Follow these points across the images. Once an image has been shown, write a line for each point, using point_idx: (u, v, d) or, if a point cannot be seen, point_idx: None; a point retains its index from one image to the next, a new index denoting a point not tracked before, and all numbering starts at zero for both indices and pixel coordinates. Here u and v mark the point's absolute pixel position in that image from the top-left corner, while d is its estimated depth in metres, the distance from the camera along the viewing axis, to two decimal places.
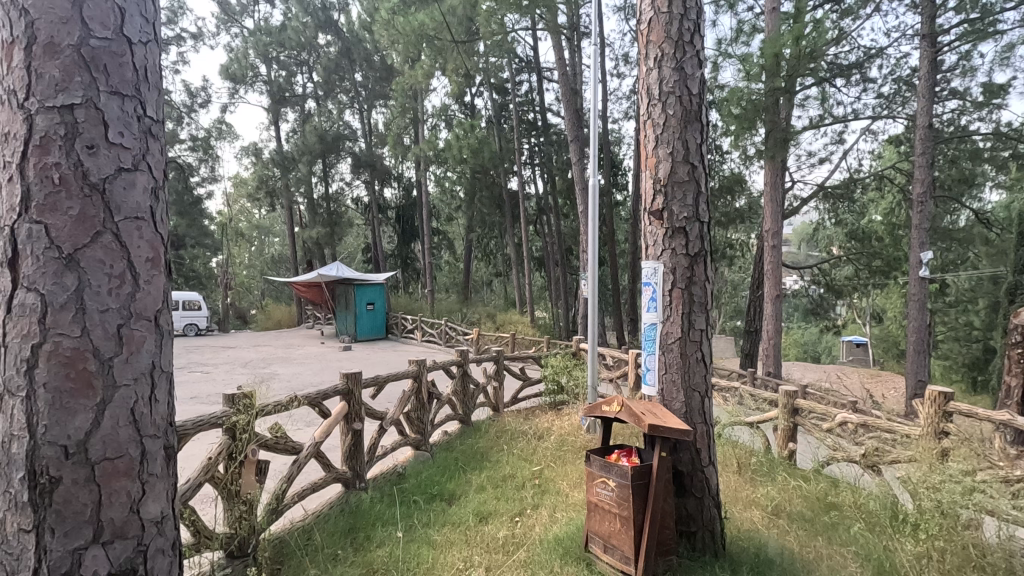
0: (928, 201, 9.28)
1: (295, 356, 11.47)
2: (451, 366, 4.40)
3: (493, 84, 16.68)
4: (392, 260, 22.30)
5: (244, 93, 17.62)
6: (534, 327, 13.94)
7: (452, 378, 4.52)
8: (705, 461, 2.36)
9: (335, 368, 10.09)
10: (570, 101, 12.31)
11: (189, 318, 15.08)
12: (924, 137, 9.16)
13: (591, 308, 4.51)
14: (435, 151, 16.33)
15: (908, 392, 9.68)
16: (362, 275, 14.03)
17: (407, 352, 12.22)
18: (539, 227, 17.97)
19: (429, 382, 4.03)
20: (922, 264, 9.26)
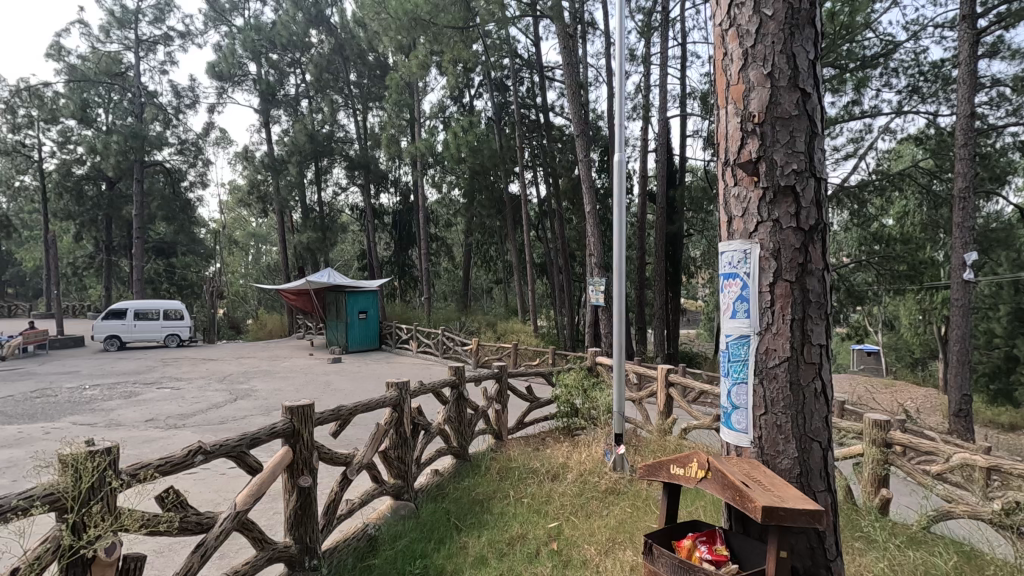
0: (969, 198, 8.48)
1: (279, 369, 10.57)
2: (443, 388, 3.56)
3: (493, 82, 15.94)
4: (388, 268, 21.47)
5: (232, 92, 16.79)
6: (537, 336, 13.08)
7: (446, 403, 3.68)
8: (831, 554, 1.49)
9: (320, 383, 9.23)
10: (576, 94, 11.53)
11: (171, 328, 14.20)
12: (965, 128, 8.37)
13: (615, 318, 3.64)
14: (433, 151, 15.55)
15: (950, 408, 8.76)
16: (354, 282, 13.23)
17: (401, 365, 11.32)
18: (542, 232, 17.12)
19: (415, 411, 3.18)
20: (966, 266, 8.39)
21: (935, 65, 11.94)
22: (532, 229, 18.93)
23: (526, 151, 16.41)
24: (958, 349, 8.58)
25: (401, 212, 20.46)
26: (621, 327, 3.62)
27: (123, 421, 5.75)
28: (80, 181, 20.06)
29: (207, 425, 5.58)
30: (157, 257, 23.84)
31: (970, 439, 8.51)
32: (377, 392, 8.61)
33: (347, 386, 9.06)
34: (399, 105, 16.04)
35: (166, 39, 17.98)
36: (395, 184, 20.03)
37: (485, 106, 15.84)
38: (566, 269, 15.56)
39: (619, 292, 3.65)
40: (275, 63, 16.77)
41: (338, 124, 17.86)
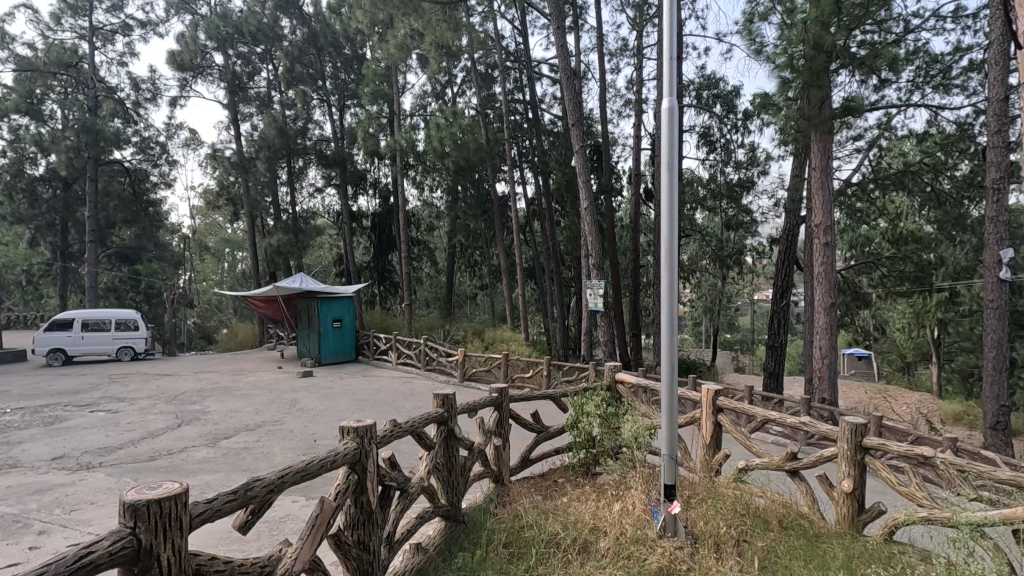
0: (1004, 189, 7.72)
1: (240, 385, 9.39)
2: (428, 425, 2.57)
3: (478, 76, 15.03)
4: (367, 273, 20.32)
5: (196, 84, 15.54)
6: (528, 345, 12.09)
7: (432, 447, 2.68)
8: None
9: (286, 401, 8.12)
10: (571, 83, 10.66)
11: (123, 340, 12.90)
12: (999, 111, 7.63)
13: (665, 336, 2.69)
14: (413, 146, 14.54)
15: (983, 422, 7.99)
16: (328, 287, 12.15)
17: (379, 379, 10.24)
18: (529, 235, 16.19)
19: (385, 465, 2.20)
20: (1002, 265, 7.63)
21: (936, 60, 11.46)
22: (519, 232, 18.05)
23: (513, 148, 15.50)
24: (994, 356, 7.81)
25: (382, 215, 19.37)
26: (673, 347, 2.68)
27: (21, 461, 4.59)
28: (33, 182, 18.57)
29: (127, 464, 4.44)
30: (120, 264, 22.32)
31: (1009, 454, 7.75)
32: (350, 412, 7.53)
33: (316, 404, 7.95)
34: (377, 98, 15.00)
35: (124, 29, 16.74)
36: (373, 184, 18.96)
37: (469, 101, 14.93)
38: (556, 273, 14.60)
39: (670, 303, 2.70)
40: (243, 53, 15.57)
41: (312, 119, 16.75)
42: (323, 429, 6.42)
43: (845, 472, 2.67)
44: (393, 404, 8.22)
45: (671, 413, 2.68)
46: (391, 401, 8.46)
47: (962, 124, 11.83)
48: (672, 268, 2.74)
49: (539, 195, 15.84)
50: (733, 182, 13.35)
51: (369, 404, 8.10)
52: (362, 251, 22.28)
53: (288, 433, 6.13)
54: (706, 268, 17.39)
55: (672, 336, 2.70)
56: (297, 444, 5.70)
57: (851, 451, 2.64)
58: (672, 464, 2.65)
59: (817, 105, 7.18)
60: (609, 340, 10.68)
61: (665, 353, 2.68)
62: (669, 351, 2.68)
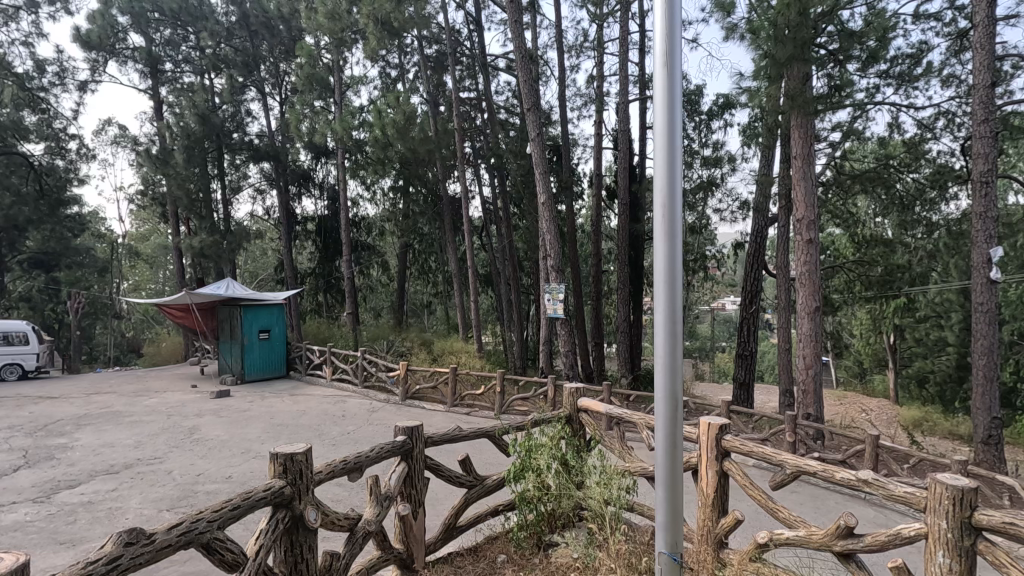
0: (991, 182, 7.12)
1: (134, 410, 7.87)
2: (205, 540, 1.65)
3: (429, 67, 13.96)
4: (310, 280, 18.76)
5: (108, 66, 13.83)
6: (480, 357, 10.97)
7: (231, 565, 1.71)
8: None
9: (183, 428, 6.72)
10: (526, 67, 9.66)
11: (8, 357, 11.04)
12: (985, 99, 7.07)
13: (663, 353, 2.07)
14: (351, 136, 13.16)
15: (974, 437, 7.31)
16: (255, 294, 10.73)
17: (308, 399, 8.87)
18: (485, 238, 15.09)
19: None
20: (991, 264, 7.03)
21: (906, 56, 11.07)
22: (475, 235, 16.92)
23: (466, 145, 14.45)
24: (984, 364, 7.15)
25: (327, 218, 17.92)
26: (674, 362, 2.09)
27: None
28: None
29: None
30: (32, 271, 19.98)
31: (1002, 470, 7.07)
32: (259, 441, 6.22)
33: (220, 432, 6.60)
34: (314, 84, 13.69)
35: (29, 5, 14.83)
36: (318, 185, 17.49)
37: (419, 95, 13.78)
38: (514, 279, 13.51)
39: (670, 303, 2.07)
40: (167, 35, 13.89)
41: (246, 112, 15.27)
42: (211, 468, 5.08)
43: (941, 567, 1.68)
44: (316, 430, 6.94)
45: (670, 461, 2.05)
46: (315, 426, 7.15)
47: (926, 125, 11.50)
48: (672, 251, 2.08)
49: (495, 195, 14.77)
50: (698, 183, 12.65)
51: (286, 431, 6.77)
52: (305, 257, 20.67)
53: (160, 476, 4.76)
54: None
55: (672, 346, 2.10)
56: (167, 493, 4.37)
57: (954, 535, 1.65)
58: (669, 528, 2.05)
59: (799, 84, 6.44)
60: (570, 351, 9.67)
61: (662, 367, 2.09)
62: (667, 378, 2.07)
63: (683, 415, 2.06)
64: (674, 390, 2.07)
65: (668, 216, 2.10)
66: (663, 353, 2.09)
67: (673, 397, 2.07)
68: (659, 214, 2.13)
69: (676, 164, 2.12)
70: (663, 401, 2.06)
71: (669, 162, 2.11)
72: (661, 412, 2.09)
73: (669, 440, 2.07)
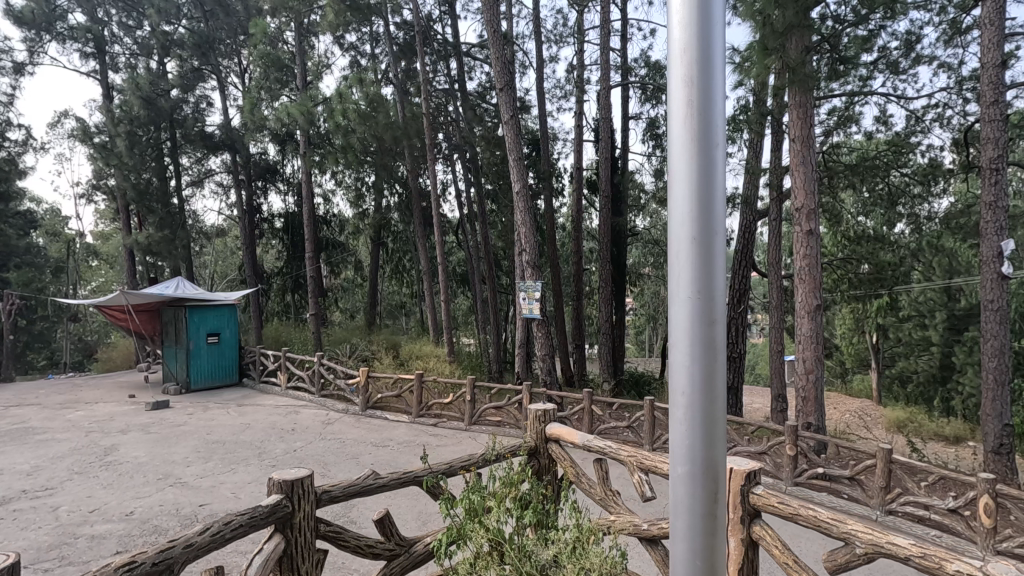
0: (1002, 169, 6.55)
1: (51, 425, 6.88)
2: None
3: (398, 53, 13.13)
4: (277, 281, 17.71)
5: (47, 47, 12.67)
6: (451, 361, 10.16)
7: None
8: None
9: (99, 448, 5.77)
10: (499, 44, 8.87)
11: None
12: (994, 77, 6.50)
13: (692, 400, 1.25)
14: (314, 123, 12.18)
15: (983, 447, 6.72)
16: (203, 294, 9.77)
17: (256, 410, 7.95)
18: (461, 236, 14.28)
19: None
20: (1002, 258, 6.46)
21: (899, 45, 10.60)
22: (451, 233, 16.13)
23: (439, 136, 13.64)
24: (995, 366, 6.58)
25: (294, 215, 16.97)
26: (711, 420, 1.25)
27: None
28: None
29: None
30: None
31: (1015, 482, 6.51)
32: (184, 464, 5.32)
33: (142, 452, 5.68)
34: (271, 67, 12.70)
35: None
36: (284, 179, 16.48)
37: (389, 83, 12.93)
38: (491, 276, 12.69)
39: (703, 315, 1.24)
40: (114, 15, 12.81)
41: (204, 100, 14.22)
42: (110, 502, 4.20)
43: None
44: (258, 447, 6.06)
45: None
46: (255, 442, 6.25)
47: (918, 118, 11.04)
48: (707, 227, 1.24)
49: (469, 190, 13.98)
50: None
51: (221, 450, 5.89)
52: (272, 257, 19.60)
53: (38, 516, 3.86)
54: (649, 274, 16.14)
55: (708, 390, 1.25)
56: (35, 544, 3.47)
57: None
58: None
59: (800, 56, 5.75)
60: (548, 354, 8.92)
61: (688, 425, 1.27)
62: (695, 439, 1.25)
63: (725, 502, 1.26)
64: (710, 460, 1.26)
65: (702, 164, 1.25)
66: (688, 394, 1.27)
67: (707, 471, 1.26)
68: (681, 164, 1.28)
69: (715, 78, 1.25)
70: (692, 478, 1.26)
71: (702, 75, 1.25)
72: (685, 499, 1.28)
73: (699, 543, 1.26)
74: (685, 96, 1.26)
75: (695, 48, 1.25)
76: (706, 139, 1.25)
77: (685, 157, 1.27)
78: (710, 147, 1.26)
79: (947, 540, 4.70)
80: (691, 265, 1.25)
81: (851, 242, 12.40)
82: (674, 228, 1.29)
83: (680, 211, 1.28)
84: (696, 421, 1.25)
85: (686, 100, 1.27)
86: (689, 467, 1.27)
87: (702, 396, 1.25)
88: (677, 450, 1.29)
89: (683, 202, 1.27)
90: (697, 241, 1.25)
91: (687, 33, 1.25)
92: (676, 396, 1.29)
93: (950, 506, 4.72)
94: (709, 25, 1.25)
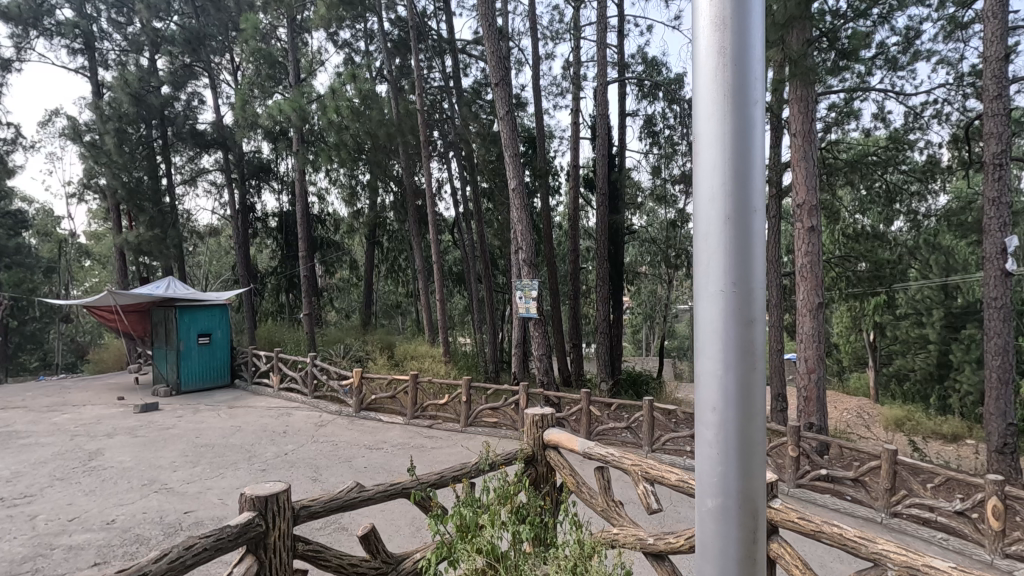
0: (1005, 164, 6.44)
1: (35, 429, 6.71)
2: None
3: (392, 50, 12.96)
4: (271, 281, 17.52)
5: (34, 43, 12.45)
6: (447, 361, 10.01)
7: None
8: None
9: (83, 453, 5.60)
10: (493, 38, 8.71)
11: None
12: (997, 71, 6.39)
13: (726, 428, 1.18)
14: (307, 121, 12.00)
15: (987, 447, 6.61)
16: (194, 295, 9.58)
17: (248, 412, 7.78)
18: (457, 235, 14.12)
19: None
20: (1006, 255, 6.35)
21: (897, 41, 10.51)
22: (446, 231, 15.97)
23: (434, 134, 13.47)
24: (999, 365, 6.47)
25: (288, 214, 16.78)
26: (745, 447, 1.18)
27: None
28: None
29: None
30: None
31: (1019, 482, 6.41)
32: (170, 469, 5.16)
33: (127, 457, 5.52)
34: (263, 64, 12.51)
35: None
36: (278, 178, 16.27)
37: (383, 80, 12.75)
38: (487, 275, 12.51)
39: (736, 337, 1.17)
40: (102, 10, 12.59)
41: (195, 98, 14.01)
42: (92, 509, 4.05)
43: None
44: (247, 451, 5.91)
45: None
46: (245, 446, 6.10)
47: (916, 114, 10.95)
48: (743, 243, 1.17)
49: (465, 189, 13.80)
50: (679, 175, 11.88)
51: (210, 454, 5.73)
52: (266, 257, 19.39)
53: (15, 526, 3.71)
54: (647, 273, 16.00)
55: (741, 416, 1.18)
56: (8, 555, 3.32)
57: None
58: None
59: (801, 49, 5.63)
60: (545, 354, 8.79)
61: (721, 454, 1.19)
62: (728, 468, 1.18)
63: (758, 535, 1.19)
64: (743, 492, 1.18)
65: (737, 177, 1.18)
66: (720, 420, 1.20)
67: (740, 504, 1.19)
68: (713, 176, 1.21)
69: (749, 86, 1.19)
70: (725, 512, 1.18)
71: (736, 83, 1.19)
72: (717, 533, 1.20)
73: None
74: (718, 104, 1.20)
75: (727, 58, 1.19)
76: (742, 149, 1.18)
77: (718, 167, 1.20)
78: (745, 157, 1.19)
79: (954, 543, 4.58)
80: (725, 285, 1.19)
81: (849, 239, 12.33)
82: (706, 245, 1.22)
83: (712, 225, 1.21)
84: (728, 453, 1.18)
85: (719, 107, 1.20)
86: (719, 500, 1.19)
87: (737, 424, 1.18)
88: (706, 484, 1.22)
89: (715, 216, 1.20)
90: (733, 258, 1.18)
91: (720, 39, 1.19)
92: (706, 425, 1.21)
93: (958, 508, 4.59)
94: (744, 30, 1.19)
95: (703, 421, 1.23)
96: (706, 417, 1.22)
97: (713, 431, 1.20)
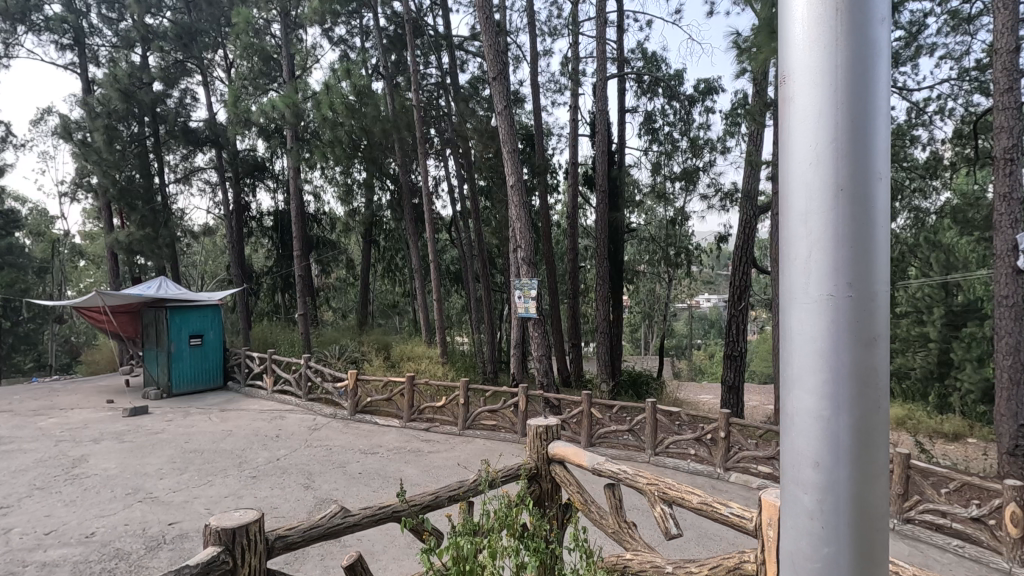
0: (1016, 158, 6.27)
1: (19, 434, 6.50)
2: None
3: (388, 47, 12.77)
4: (266, 281, 17.32)
5: (22, 39, 12.22)
6: (444, 362, 9.82)
7: None
8: None
9: (66, 459, 5.40)
10: (490, 32, 8.52)
11: None
12: (1008, 63, 6.22)
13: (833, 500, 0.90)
14: (301, 117, 11.80)
15: (999, 449, 6.44)
16: (187, 295, 9.39)
17: (240, 416, 7.59)
18: (454, 233, 13.94)
19: None
20: (1018, 251, 6.18)
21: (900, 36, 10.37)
22: (444, 230, 15.78)
23: (431, 131, 13.29)
24: (1010, 365, 6.30)
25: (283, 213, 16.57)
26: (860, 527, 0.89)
27: None
28: None
29: None
30: None
31: None
32: (156, 476, 4.96)
33: (112, 463, 5.32)
34: (257, 60, 12.32)
35: None
36: (273, 176, 16.06)
37: (379, 77, 12.57)
38: (484, 273, 12.34)
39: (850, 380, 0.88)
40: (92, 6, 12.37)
41: (187, 95, 13.80)
42: (71, 522, 3.86)
43: None
44: (238, 456, 5.72)
45: None
46: (236, 451, 5.91)
47: (920, 110, 10.80)
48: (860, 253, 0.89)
49: (462, 187, 13.62)
50: (680, 172, 11.71)
51: (198, 460, 5.54)
52: (261, 256, 19.17)
53: None
54: (646, 271, 15.84)
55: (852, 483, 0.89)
56: None
57: None
58: None
59: None
60: (544, 354, 8.60)
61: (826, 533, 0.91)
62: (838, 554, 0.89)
63: None
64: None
65: (852, 164, 0.89)
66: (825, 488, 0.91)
67: None
68: (819, 167, 0.92)
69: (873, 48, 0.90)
70: None
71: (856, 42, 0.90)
72: None
73: None
74: (827, 72, 0.91)
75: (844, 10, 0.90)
76: (859, 134, 0.89)
77: (827, 154, 0.91)
78: (867, 143, 0.90)
79: (970, 551, 4.42)
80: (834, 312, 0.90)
81: None
82: (805, 257, 0.94)
83: (815, 233, 0.92)
84: (834, 530, 0.89)
85: (825, 76, 0.92)
86: None
87: (849, 494, 0.89)
88: (801, 562, 0.94)
89: (821, 219, 0.92)
90: (843, 275, 0.89)
91: None
92: (802, 486, 0.93)
93: (974, 515, 4.42)
94: None
95: (798, 483, 0.95)
96: (803, 475, 0.94)
97: (814, 494, 0.92)
